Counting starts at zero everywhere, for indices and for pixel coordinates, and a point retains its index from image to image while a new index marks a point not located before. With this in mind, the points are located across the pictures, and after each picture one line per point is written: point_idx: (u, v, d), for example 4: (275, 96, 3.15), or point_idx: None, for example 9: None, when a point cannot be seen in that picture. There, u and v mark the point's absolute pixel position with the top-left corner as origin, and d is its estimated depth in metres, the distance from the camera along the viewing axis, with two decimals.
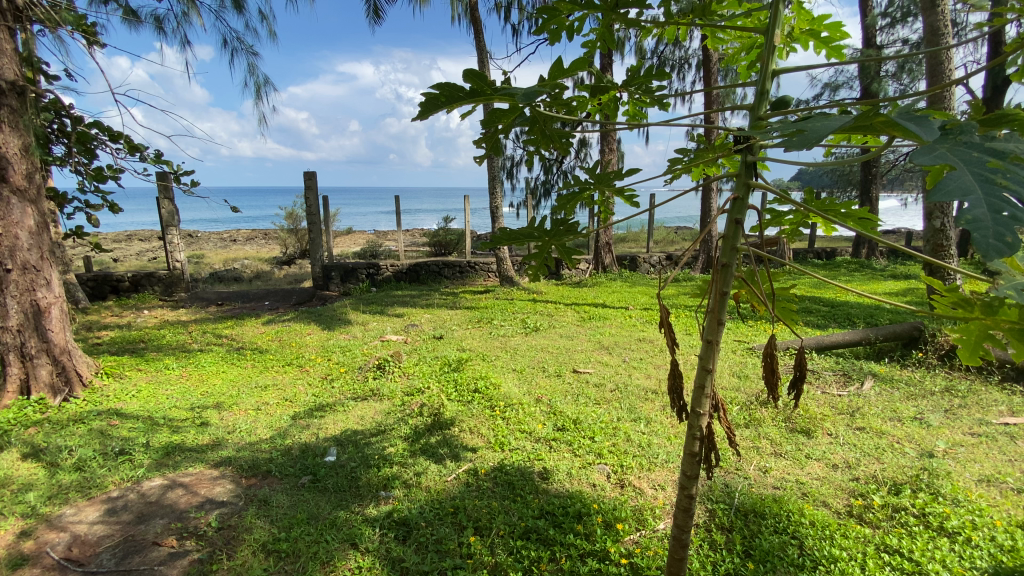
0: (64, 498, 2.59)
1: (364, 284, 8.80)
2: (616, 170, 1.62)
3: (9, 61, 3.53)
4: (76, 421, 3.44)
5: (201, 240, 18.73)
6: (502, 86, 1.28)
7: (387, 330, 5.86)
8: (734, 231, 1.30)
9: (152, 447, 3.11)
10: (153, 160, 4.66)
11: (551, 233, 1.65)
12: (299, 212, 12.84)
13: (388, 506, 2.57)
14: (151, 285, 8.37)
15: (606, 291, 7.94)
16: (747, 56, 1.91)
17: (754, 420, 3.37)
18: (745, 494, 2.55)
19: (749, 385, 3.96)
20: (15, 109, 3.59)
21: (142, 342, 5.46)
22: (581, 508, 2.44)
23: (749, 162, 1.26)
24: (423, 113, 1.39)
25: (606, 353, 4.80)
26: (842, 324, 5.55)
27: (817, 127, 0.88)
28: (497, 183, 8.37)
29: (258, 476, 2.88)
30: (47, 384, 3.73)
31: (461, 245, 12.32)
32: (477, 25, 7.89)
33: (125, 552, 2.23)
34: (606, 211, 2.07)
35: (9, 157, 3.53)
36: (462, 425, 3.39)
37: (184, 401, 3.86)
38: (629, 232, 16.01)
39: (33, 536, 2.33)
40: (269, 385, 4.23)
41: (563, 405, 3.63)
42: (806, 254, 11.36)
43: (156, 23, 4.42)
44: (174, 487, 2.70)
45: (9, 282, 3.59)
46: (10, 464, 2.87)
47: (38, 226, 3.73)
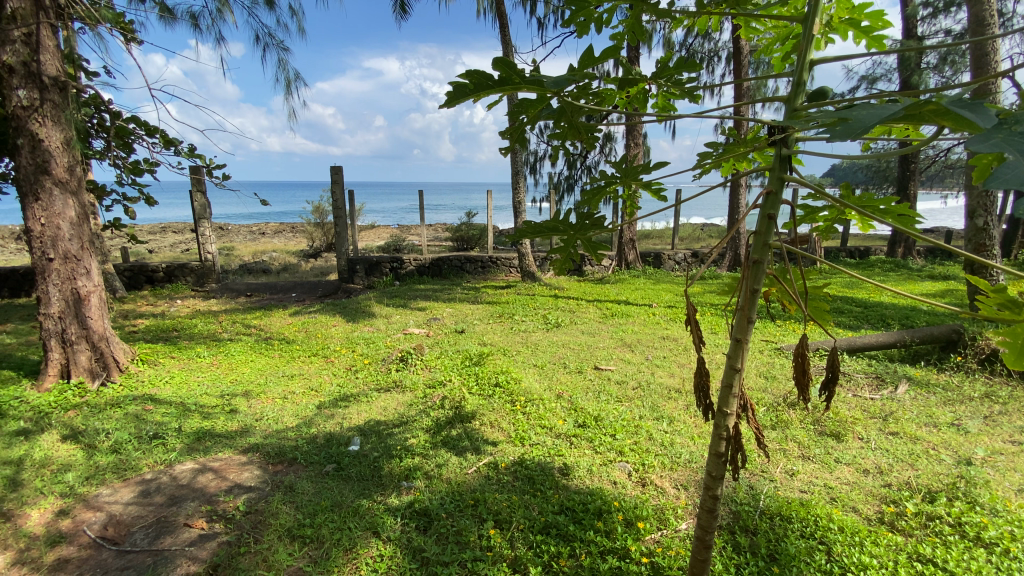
0: (101, 479, 2.71)
1: (387, 278, 8.92)
2: (643, 165, 1.58)
3: (52, 57, 3.67)
4: (113, 405, 3.59)
5: (232, 233, 19.24)
6: (531, 74, 1.24)
7: (409, 323, 5.93)
8: (767, 227, 1.26)
9: (184, 432, 3.21)
10: (187, 155, 4.83)
11: (575, 227, 1.62)
12: (325, 207, 13.06)
13: (409, 496, 2.60)
14: (184, 275, 8.63)
15: (629, 288, 7.86)
16: (780, 48, 1.85)
17: (781, 422, 3.29)
18: (770, 497, 2.50)
19: (776, 386, 3.86)
20: (58, 104, 3.73)
21: (176, 330, 5.64)
22: (602, 506, 2.43)
23: (784, 156, 1.22)
24: (449, 102, 1.38)
25: (628, 351, 4.75)
26: (876, 326, 5.37)
27: (862, 116, 0.84)
28: (521, 177, 8.35)
29: (285, 462, 2.95)
30: (86, 368, 3.90)
31: (482, 240, 12.38)
32: (503, 19, 7.88)
33: (157, 532, 2.31)
34: (632, 206, 2.03)
35: (52, 150, 3.67)
36: (483, 418, 3.40)
37: (215, 388, 3.98)
38: (653, 229, 15.80)
39: (70, 515, 2.43)
40: (295, 374, 4.33)
41: (585, 401, 3.61)
42: (839, 253, 11.00)
43: (191, 20, 4.56)
44: (204, 471, 2.79)
45: (51, 271, 3.75)
46: (50, 445, 3.01)
47: (79, 217, 3.87)
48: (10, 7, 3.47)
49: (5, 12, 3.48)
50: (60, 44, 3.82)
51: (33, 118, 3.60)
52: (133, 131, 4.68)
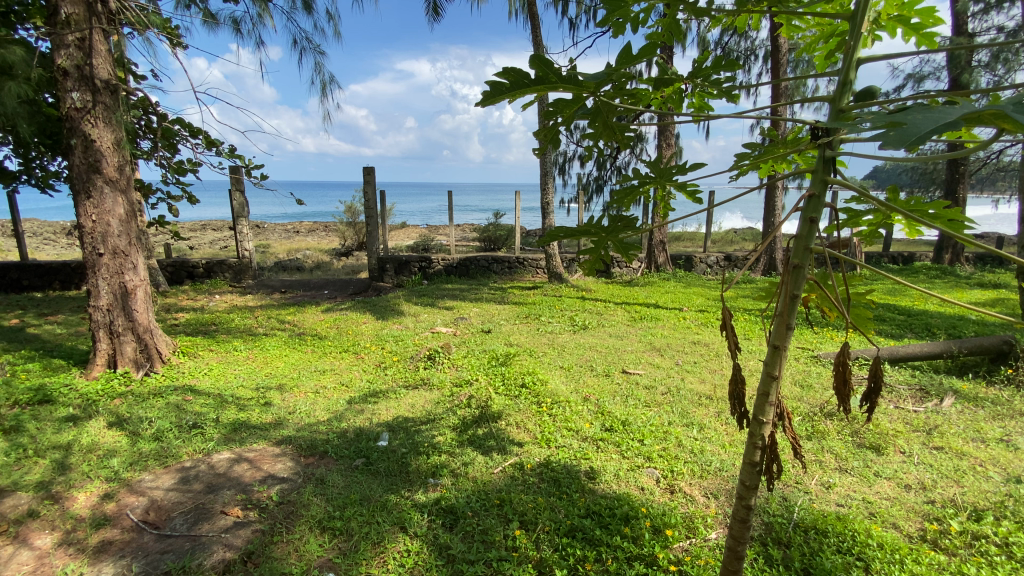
0: (143, 465, 2.83)
1: (416, 277, 9.05)
2: (678, 165, 1.55)
3: (103, 61, 3.85)
4: (155, 394, 3.74)
5: (267, 232, 19.81)
6: (568, 72, 1.23)
7: (437, 321, 5.99)
8: (808, 231, 1.23)
9: (221, 423, 3.33)
10: (228, 155, 5.07)
11: (608, 229, 1.60)
12: (357, 206, 13.32)
13: (436, 493, 2.63)
14: (222, 271, 8.93)
15: (659, 291, 7.75)
16: (823, 46, 1.79)
17: (817, 432, 3.18)
18: (805, 509, 2.42)
19: (813, 395, 3.73)
20: (109, 106, 3.92)
21: (214, 324, 5.84)
22: (629, 511, 2.39)
23: (827, 157, 1.18)
24: (485, 101, 1.38)
25: (657, 355, 4.68)
26: (920, 335, 5.14)
27: (916, 122, 0.81)
28: (550, 178, 8.33)
29: (316, 455, 3.02)
30: (131, 359, 4.10)
31: (510, 241, 12.43)
32: (534, 20, 7.89)
33: (195, 518, 2.41)
34: (665, 207, 2.00)
35: (103, 150, 3.86)
36: (509, 419, 3.41)
37: (251, 381, 4.11)
38: (684, 231, 15.53)
39: (115, 498, 2.54)
40: (327, 369, 4.43)
41: (612, 405, 3.57)
42: (880, 258, 10.57)
43: (234, 24, 4.74)
44: (240, 461, 2.88)
45: (101, 266, 3.93)
46: (97, 431, 3.16)
47: (127, 214, 4.05)
48: (65, 12, 3.65)
49: (60, 18, 3.67)
50: (111, 48, 4.01)
51: (86, 119, 3.79)
52: (178, 132, 4.89)
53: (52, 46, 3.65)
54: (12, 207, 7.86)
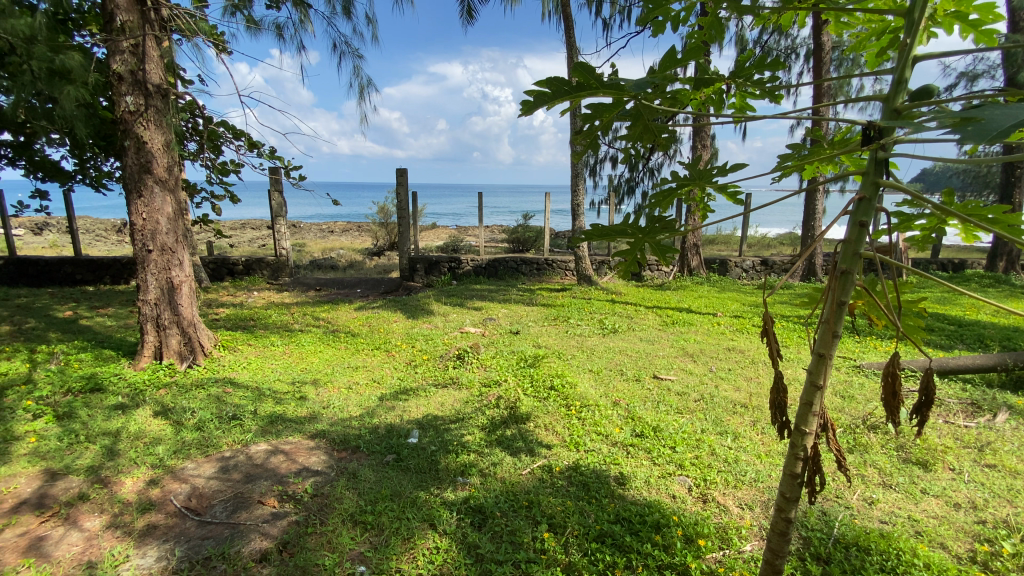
0: (186, 453, 2.95)
1: (445, 277, 9.14)
2: (719, 167, 1.52)
3: (155, 67, 4.04)
4: (197, 386, 3.90)
5: (304, 231, 20.36)
6: (610, 78, 1.23)
7: (466, 321, 6.04)
8: (857, 236, 1.18)
9: (259, 415, 3.44)
10: (268, 156, 5.25)
11: (646, 233, 1.58)
12: (390, 207, 13.56)
13: (464, 492, 2.64)
14: (260, 269, 9.23)
15: (692, 295, 7.60)
16: (874, 42, 1.71)
17: (860, 445, 3.06)
18: (846, 525, 2.32)
19: (855, 407, 3.58)
20: (160, 109, 4.11)
21: (253, 319, 6.04)
22: (660, 519, 2.35)
23: (880, 158, 1.14)
24: (526, 111, 1.39)
25: (690, 361, 4.58)
26: (972, 347, 4.88)
27: (995, 117, 0.77)
28: (581, 179, 8.28)
29: (349, 450, 3.08)
30: (176, 351, 4.29)
31: (539, 243, 12.43)
32: (568, 21, 7.87)
33: (234, 507, 2.49)
34: (704, 210, 1.96)
35: (154, 151, 4.05)
36: (538, 421, 3.40)
37: (287, 375, 4.24)
38: (718, 234, 15.15)
39: (160, 485, 2.66)
40: (359, 366, 4.52)
41: (643, 410, 3.52)
42: (928, 265, 10.08)
43: (277, 30, 4.91)
44: (277, 453, 2.98)
45: (150, 262, 4.12)
46: (144, 420, 3.31)
47: (175, 213, 4.23)
48: (120, 20, 3.86)
49: (116, 25, 3.87)
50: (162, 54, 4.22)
51: (139, 122, 3.98)
52: (222, 134, 5.09)
53: (108, 52, 3.84)
54: (69, 206, 8.34)
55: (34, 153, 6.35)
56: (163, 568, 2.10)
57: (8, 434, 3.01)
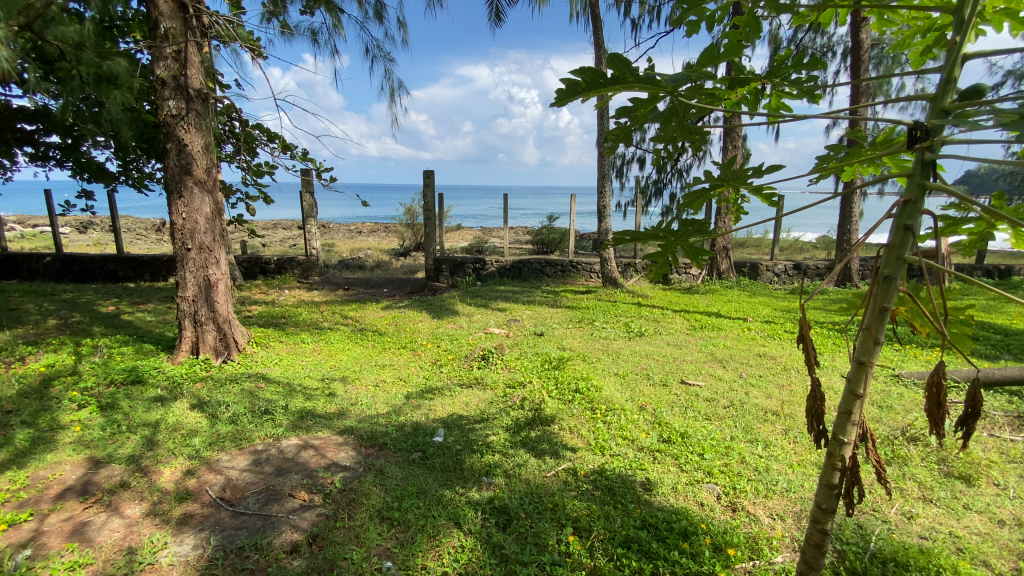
0: (221, 445, 3.05)
1: (470, 278, 9.20)
2: (754, 167, 1.49)
3: (196, 72, 4.19)
4: (232, 380, 4.03)
5: (333, 232, 20.81)
6: (646, 72, 1.22)
7: (490, 323, 6.05)
8: (902, 239, 1.14)
9: (290, 410, 3.53)
10: (301, 158, 5.40)
11: (677, 233, 1.56)
12: (416, 208, 13.73)
13: (489, 492, 2.66)
14: (291, 268, 9.46)
15: (721, 300, 7.45)
16: (919, 41, 1.65)
17: (898, 457, 2.95)
18: (883, 539, 2.24)
19: (894, 418, 3.45)
20: (201, 113, 4.26)
21: (284, 317, 6.20)
22: (687, 526, 2.31)
23: (926, 160, 1.10)
24: (559, 101, 1.40)
25: (719, 366, 4.50)
26: (1021, 358, 4.64)
27: None
28: (607, 181, 8.22)
29: (376, 446, 3.14)
30: (211, 346, 4.44)
31: (564, 244, 12.39)
32: (597, 21, 7.83)
33: (266, 499, 2.56)
34: (737, 211, 1.93)
35: (194, 153, 4.19)
36: (562, 423, 3.39)
37: (316, 372, 4.33)
38: (748, 237, 14.81)
39: (196, 475, 2.75)
40: (386, 364, 4.59)
41: (670, 416, 3.47)
42: (973, 270, 9.63)
43: (311, 35, 5.05)
44: (307, 448, 3.05)
45: (189, 260, 4.27)
46: (182, 412, 3.44)
47: (212, 213, 4.38)
48: (164, 27, 4.01)
49: (160, 32, 4.03)
50: (203, 60, 4.37)
51: (180, 125, 4.13)
52: (258, 137, 5.25)
53: (153, 58, 4.00)
54: (113, 205, 8.72)
55: (81, 155, 6.66)
56: (199, 556, 2.18)
57: (55, 422, 3.17)
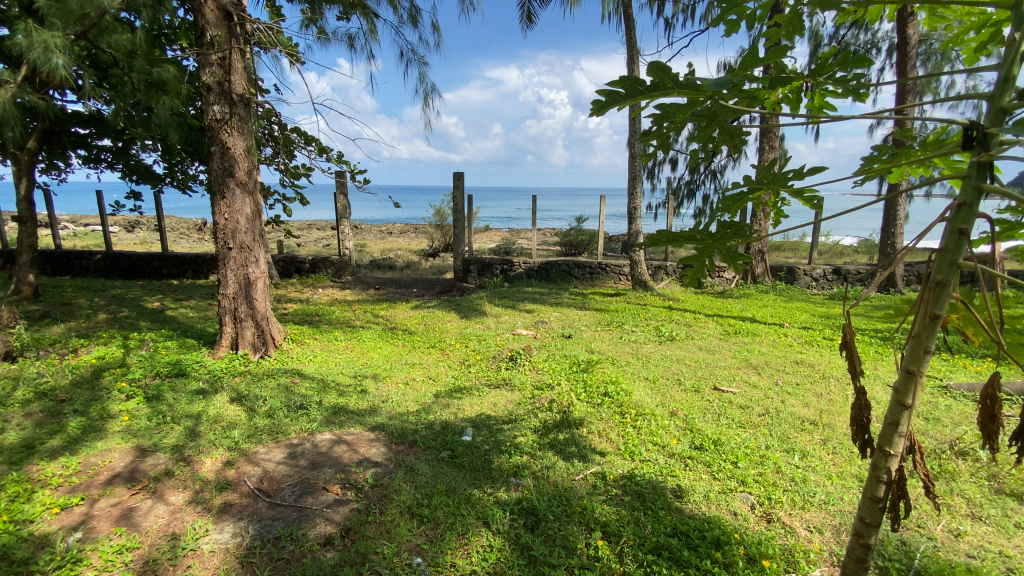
0: (258, 438, 3.15)
1: (498, 279, 9.24)
2: (796, 170, 1.45)
3: (239, 78, 4.35)
4: (269, 375, 4.16)
5: (365, 232, 21.24)
6: (687, 78, 1.21)
7: (518, 324, 6.07)
8: (956, 244, 1.09)
9: (323, 406, 3.63)
10: (336, 160, 5.53)
11: (715, 237, 1.53)
12: (445, 209, 13.89)
13: (518, 493, 2.67)
14: (325, 267, 9.71)
15: (755, 305, 7.26)
16: (975, 37, 1.57)
17: (945, 472, 2.81)
18: (929, 557, 2.14)
19: (941, 431, 3.29)
20: (243, 117, 4.41)
21: (318, 315, 6.37)
22: (720, 535, 2.27)
23: (982, 162, 1.05)
24: (597, 110, 1.41)
25: (753, 373, 4.39)
26: None
27: None
28: (638, 182, 8.12)
29: (406, 444, 3.19)
30: (250, 342, 4.60)
31: (592, 246, 12.32)
32: (630, 21, 7.75)
33: (301, 491, 2.64)
34: (778, 215, 1.87)
35: (236, 156, 4.35)
36: (591, 426, 3.37)
37: (349, 369, 4.44)
38: (785, 241, 14.39)
39: (235, 466, 2.86)
40: (416, 363, 4.65)
41: (703, 422, 3.40)
42: None
43: (347, 40, 5.17)
44: (340, 443, 3.12)
45: (230, 259, 4.44)
46: (222, 405, 3.57)
47: (253, 213, 4.53)
48: (210, 35, 4.19)
49: (206, 40, 4.20)
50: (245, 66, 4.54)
51: (224, 129, 4.29)
52: (295, 140, 5.40)
53: (199, 65, 4.17)
54: (159, 205, 9.12)
55: (131, 158, 7.00)
56: (238, 544, 2.26)
57: (105, 411, 3.34)
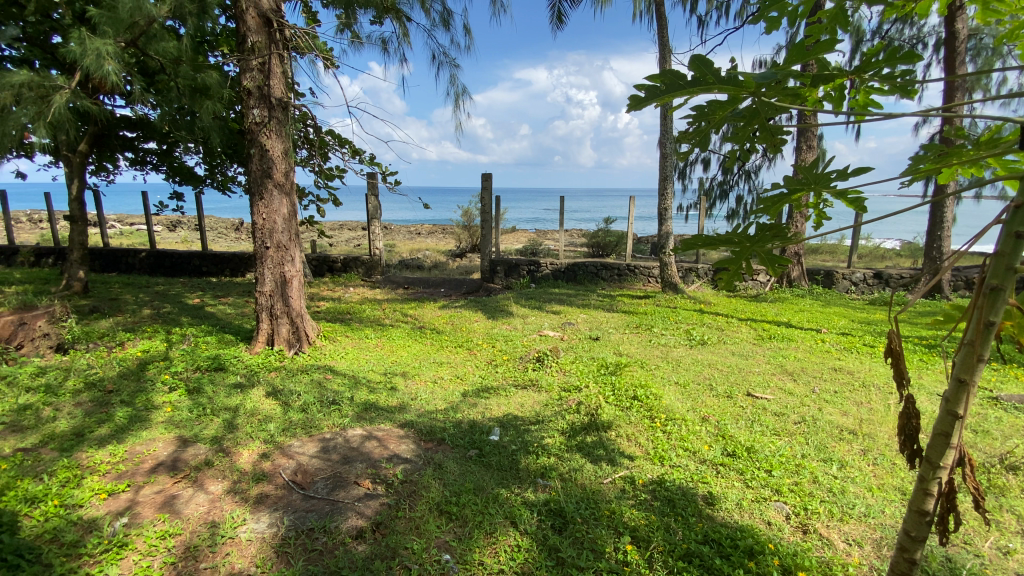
0: (293, 432, 3.25)
1: (525, 280, 9.26)
2: (840, 170, 1.41)
3: (278, 82, 4.48)
4: (302, 371, 4.28)
5: (394, 232, 21.57)
6: (729, 73, 1.19)
7: (545, 325, 6.07)
8: (1013, 248, 1.04)
9: (355, 402, 3.70)
10: (368, 162, 5.64)
11: (754, 239, 1.50)
12: (473, 210, 14.00)
13: (545, 494, 2.67)
14: (356, 267, 9.90)
15: (791, 309, 7.05)
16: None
17: (995, 487, 2.68)
18: None
19: (991, 444, 3.13)
20: (281, 120, 4.54)
21: (349, 313, 6.51)
22: (754, 545, 2.22)
23: None
24: (635, 106, 1.39)
25: (789, 380, 4.26)
26: None
27: None
28: (669, 182, 8.00)
29: (434, 441, 3.23)
30: (285, 338, 4.74)
31: (620, 247, 12.21)
32: (662, 19, 7.65)
33: (333, 485, 2.71)
34: (818, 217, 1.82)
35: (274, 158, 4.48)
36: (620, 430, 3.34)
37: (379, 366, 4.52)
38: (822, 244, 13.90)
39: (271, 458, 2.95)
40: (444, 362, 4.71)
41: (735, 429, 3.33)
42: None
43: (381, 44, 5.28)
44: (370, 439, 3.19)
45: (267, 257, 4.58)
46: (258, 398, 3.69)
47: (289, 214, 4.66)
48: (251, 41, 4.33)
49: (247, 46, 4.35)
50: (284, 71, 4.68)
51: (263, 131, 4.44)
52: (330, 142, 5.54)
53: (241, 71, 4.33)
54: (200, 205, 9.48)
55: (174, 160, 7.30)
56: (274, 534, 2.33)
57: (150, 403, 3.50)
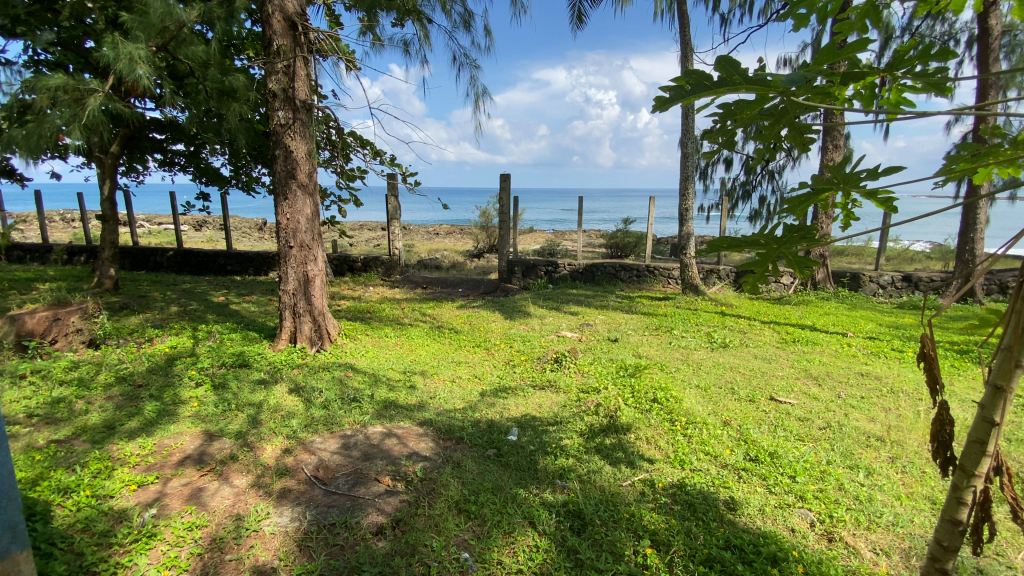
0: (315, 428, 3.30)
1: (543, 280, 9.25)
2: (870, 170, 1.38)
3: (302, 83, 4.55)
4: (324, 368, 4.35)
5: (412, 232, 21.76)
6: (757, 73, 1.18)
7: (563, 326, 6.06)
8: None
9: (375, 399, 3.75)
10: (388, 163, 5.70)
11: (781, 241, 1.48)
12: (491, 211, 14.03)
13: (563, 495, 2.66)
14: (376, 266, 10.02)
15: (815, 312, 6.90)
16: None
17: None
18: None
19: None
20: (305, 122, 4.62)
21: (369, 312, 6.59)
22: (777, 551, 2.18)
23: None
24: (660, 107, 1.39)
25: (813, 384, 4.17)
26: None
27: None
28: (690, 182, 7.91)
29: (453, 440, 3.25)
30: (307, 336, 4.82)
31: (639, 248, 12.11)
32: (684, 18, 7.57)
33: (354, 481, 2.75)
34: (846, 218, 1.78)
35: (298, 159, 4.56)
36: (639, 433, 3.31)
37: (399, 365, 4.57)
38: (848, 246, 13.57)
39: (293, 454, 3.01)
40: (462, 362, 4.73)
41: (758, 434, 3.27)
42: None
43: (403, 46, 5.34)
44: (390, 436, 3.23)
45: (291, 257, 4.67)
46: (281, 395, 3.76)
47: (312, 214, 4.74)
48: (277, 44, 4.41)
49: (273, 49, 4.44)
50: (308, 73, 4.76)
51: (287, 133, 4.52)
52: (352, 144, 5.62)
53: (267, 74, 4.42)
54: (225, 205, 9.70)
55: (201, 161, 7.48)
56: (297, 528, 2.38)
57: (177, 397, 3.60)
